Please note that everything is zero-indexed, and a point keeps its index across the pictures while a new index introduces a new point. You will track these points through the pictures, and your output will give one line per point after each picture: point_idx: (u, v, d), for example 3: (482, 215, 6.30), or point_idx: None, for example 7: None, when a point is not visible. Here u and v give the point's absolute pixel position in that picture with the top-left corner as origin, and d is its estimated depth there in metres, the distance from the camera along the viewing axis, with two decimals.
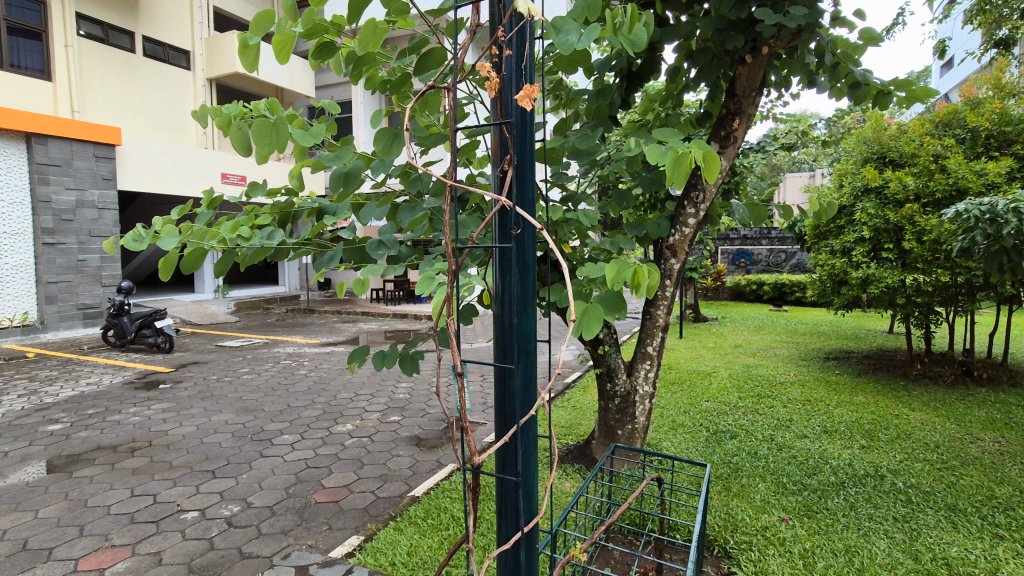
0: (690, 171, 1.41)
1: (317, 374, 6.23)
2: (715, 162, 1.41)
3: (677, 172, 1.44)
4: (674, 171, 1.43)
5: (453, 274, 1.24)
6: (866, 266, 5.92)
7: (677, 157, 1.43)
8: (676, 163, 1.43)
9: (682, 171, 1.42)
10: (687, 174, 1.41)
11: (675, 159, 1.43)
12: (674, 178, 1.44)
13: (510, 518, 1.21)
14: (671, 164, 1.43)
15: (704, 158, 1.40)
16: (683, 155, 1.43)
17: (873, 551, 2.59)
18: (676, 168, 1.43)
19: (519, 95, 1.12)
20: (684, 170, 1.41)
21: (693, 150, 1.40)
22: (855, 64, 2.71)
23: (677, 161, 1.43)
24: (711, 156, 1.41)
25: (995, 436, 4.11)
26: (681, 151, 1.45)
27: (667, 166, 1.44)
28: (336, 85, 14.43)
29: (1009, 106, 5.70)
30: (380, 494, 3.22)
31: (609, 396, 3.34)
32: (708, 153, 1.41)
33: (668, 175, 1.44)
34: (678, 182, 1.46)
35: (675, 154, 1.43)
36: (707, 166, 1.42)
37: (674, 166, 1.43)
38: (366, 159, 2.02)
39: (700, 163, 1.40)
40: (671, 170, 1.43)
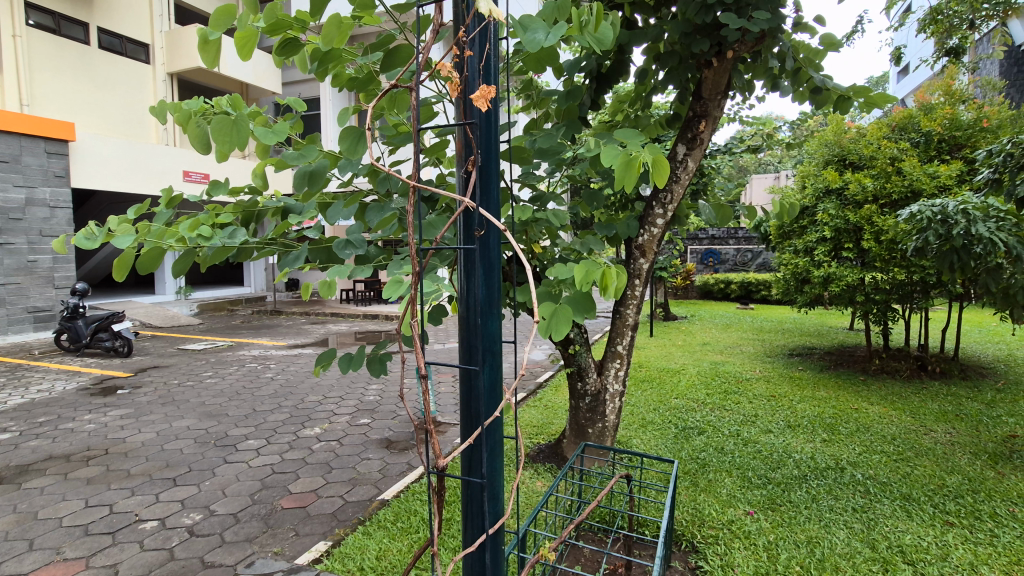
0: (639, 174, 1.44)
1: (284, 378, 6.09)
2: (664, 167, 1.43)
3: (627, 173, 1.46)
4: (625, 172, 1.46)
5: (417, 276, 1.21)
6: (827, 265, 6.10)
7: (626, 160, 1.45)
8: (626, 166, 1.45)
9: (631, 173, 1.45)
10: (637, 175, 1.44)
11: (625, 162, 1.45)
12: (624, 180, 1.47)
13: (476, 520, 1.20)
14: (621, 167, 1.46)
15: (652, 161, 1.43)
16: (633, 159, 1.45)
17: (833, 542, 2.68)
18: (626, 170, 1.46)
19: (476, 95, 1.12)
20: (634, 173, 1.44)
21: (643, 154, 1.43)
22: (815, 69, 2.80)
23: (628, 163, 1.45)
24: (659, 160, 1.44)
25: (947, 427, 4.30)
26: (631, 155, 1.48)
27: (617, 168, 1.46)
28: (304, 82, 14.17)
29: (958, 112, 6.01)
30: (349, 498, 3.16)
31: (580, 395, 3.39)
32: (656, 158, 1.44)
33: (618, 177, 1.46)
34: (628, 183, 1.49)
35: (626, 157, 1.45)
36: (655, 170, 1.45)
37: (623, 168, 1.45)
38: (332, 158, 1.98)
39: (649, 166, 1.43)
40: (621, 171, 1.45)
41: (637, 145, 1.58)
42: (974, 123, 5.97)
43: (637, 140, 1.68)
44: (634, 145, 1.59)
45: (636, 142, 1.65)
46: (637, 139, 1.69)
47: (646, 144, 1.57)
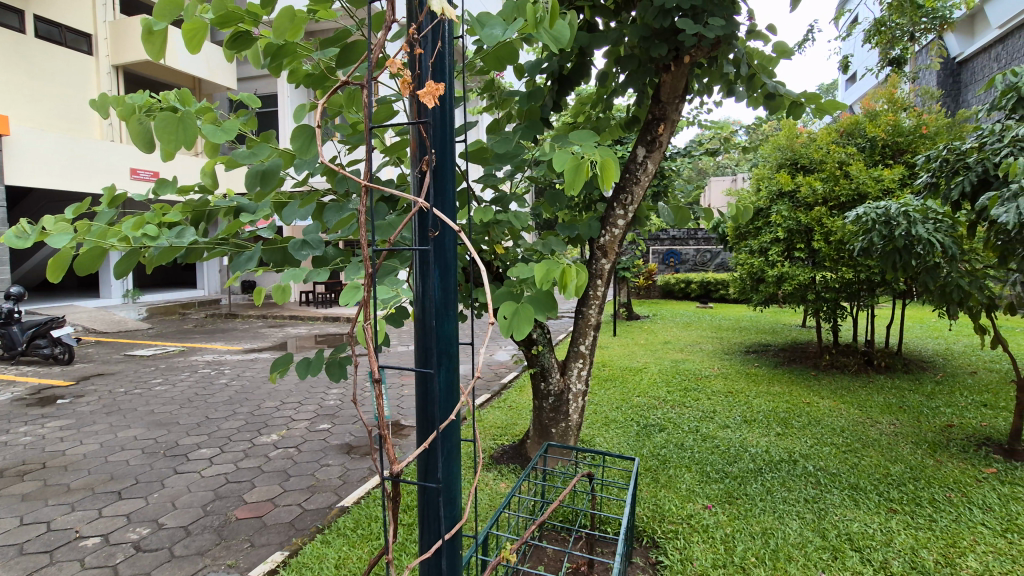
0: (586, 178, 1.46)
1: (239, 383, 5.89)
2: (612, 170, 1.45)
3: (576, 177, 1.48)
4: (574, 176, 1.48)
5: (370, 279, 1.17)
6: (781, 264, 6.32)
7: (575, 164, 1.47)
8: (575, 169, 1.47)
9: (580, 177, 1.47)
10: (586, 179, 1.46)
11: (574, 166, 1.47)
12: (573, 183, 1.49)
13: (431, 526, 1.18)
14: (570, 170, 1.47)
15: (600, 166, 1.44)
16: (581, 163, 1.47)
17: (786, 532, 2.77)
18: (575, 173, 1.48)
19: (424, 92, 1.10)
20: (582, 176, 1.46)
21: (591, 159, 1.45)
22: (768, 76, 2.90)
23: (577, 167, 1.47)
24: (607, 165, 1.44)
25: (891, 419, 4.53)
26: (580, 159, 1.49)
27: (566, 172, 1.48)
28: (261, 78, 13.77)
29: (900, 119, 6.35)
30: (308, 506, 3.08)
31: (544, 395, 3.43)
32: (603, 160, 1.47)
33: (568, 180, 1.48)
34: (578, 186, 1.51)
35: (575, 161, 1.47)
36: (604, 173, 1.46)
37: (572, 172, 1.48)
38: (286, 157, 1.92)
39: (598, 170, 1.44)
40: (570, 174, 1.47)
41: (590, 146, 1.60)
42: (915, 129, 6.31)
43: (590, 140, 1.71)
44: (587, 147, 1.60)
45: (591, 142, 1.66)
46: (590, 139, 1.71)
47: (597, 147, 1.58)
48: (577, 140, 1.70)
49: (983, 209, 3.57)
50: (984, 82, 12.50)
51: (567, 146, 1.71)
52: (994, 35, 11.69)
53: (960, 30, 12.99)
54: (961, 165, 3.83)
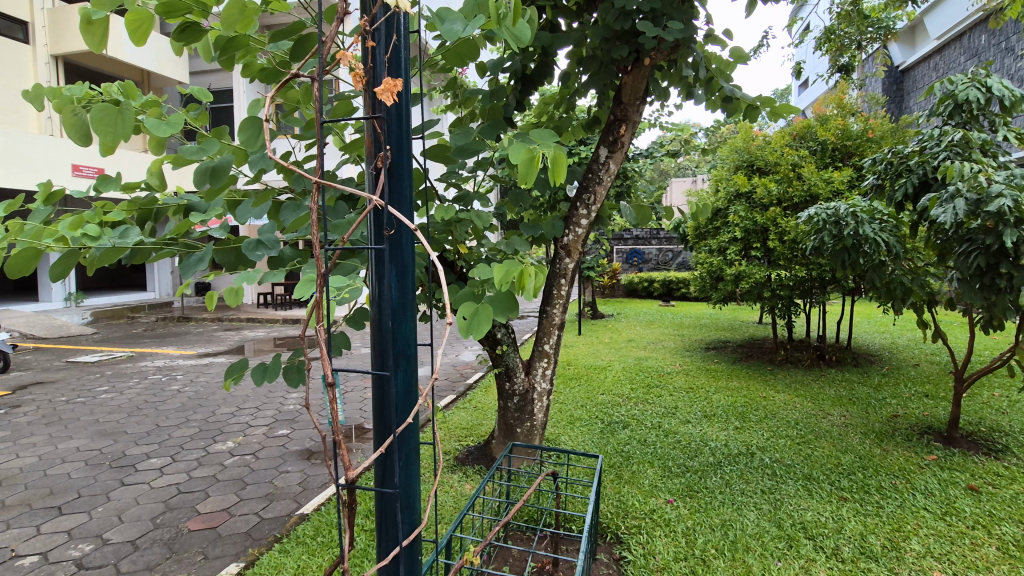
0: (538, 171, 1.45)
1: (192, 389, 5.66)
2: (562, 166, 1.47)
3: (529, 170, 1.47)
4: (527, 169, 1.46)
5: (323, 279, 1.13)
6: (738, 263, 6.51)
7: (528, 157, 1.46)
8: (528, 162, 1.46)
9: (532, 169, 1.46)
10: (538, 173, 1.45)
11: (526, 158, 1.46)
12: (526, 176, 1.47)
13: (389, 532, 1.15)
14: (523, 163, 1.46)
15: (552, 160, 1.45)
16: (534, 156, 1.46)
17: (744, 524, 2.84)
18: (527, 166, 1.46)
19: (381, 89, 1.07)
20: (534, 169, 1.45)
21: (543, 152, 1.45)
22: (725, 79, 2.96)
23: (530, 160, 1.46)
24: (558, 159, 1.46)
25: (842, 411, 4.72)
26: (533, 151, 1.48)
27: (519, 164, 1.46)
28: (215, 72, 13.29)
29: (849, 123, 6.64)
30: (265, 515, 2.98)
31: (508, 395, 3.43)
32: (556, 155, 1.45)
33: (520, 173, 1.46)
34: (530, 180, 1.50)
35: (527, 154, 1.46)
36: (555, 168, 1.47)
37: (525, 164, 1.46)
38: (239, 154, 1.84)
39: (548, 164, 1.44)
40: (522, 167, 1.45)
41: (547, 143, 1.58)
42: (862, 133, 6.60)
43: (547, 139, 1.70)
44: (544, 143, 1.59)
45: (547, 140, 1.66)
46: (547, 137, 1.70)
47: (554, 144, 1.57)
48: (535, 137, 1.68)
49: (924, 210, 3.76)
50: (924, 90, 13.21)
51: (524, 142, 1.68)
52: (932, 46, 12.38)
53: (903, 41, 13.72)
54: (903, 168, 4.03)
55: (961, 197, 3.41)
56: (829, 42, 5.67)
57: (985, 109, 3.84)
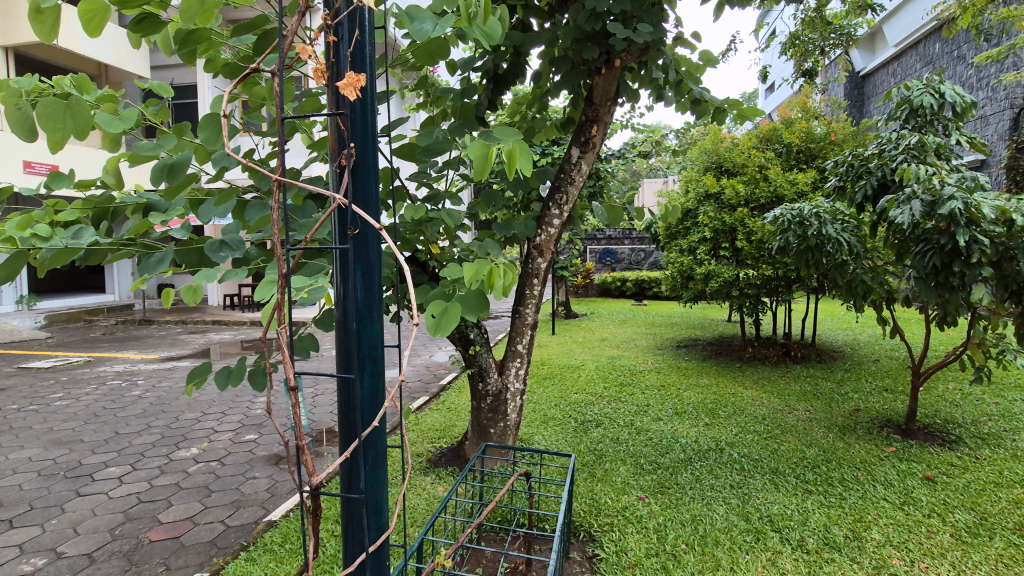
0: (492, 166, 1.43)
1: (154, 395, 5.47)
2: (517, 158, 1.45)
3: (484, 166, 1.45)
4: (481, 164, 1.44)
5: (284, 279, 1.10)
6: (707, 263, 6.64)
7: (482, 153, 1.44)
8: (483, 157, 1.44)
9: (487, 164, 1.44)
10: (492, 167, 1.43)
11: (480, 153, 1.44)
12: (481, 172, 1.45)
13: (356, 538, 1.13)
14: (478, 158, 1.44)
15: (506, 154, 1.44)
16: (488, 152, 1.44)
17: (713, 518, 2.90)
18: (482, 162, 1.45)
19: (343, 84, 1.05)
20: (487, 164, 1.43)
21: (496, 146, 1.43)
22: (694, 82, 3.00)
23: (484, 156, 1.44)
24: (512, 152, 1.44)
25: (806, 405, 4.86)
26: (488, 147, 1.46)
27: (473, 159, 1.44)
28: (177, 67, 12.88)
29: (812, 126, 6.84)
30: (231, 522, 2.90)
31: (482, 395, 3.41)
32: (511, 150, 1.44)
33: (475, 168, 1.45)
34: (486, 175, 1.48)
35: (481, 149, 1.44)
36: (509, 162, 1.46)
37: (479, 160, 1.44)
38: (201, 152, 1.78)
39: (502, 159, 1.43)
40: (477, 163, 1.43)
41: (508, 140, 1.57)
42: (825, 136, 6.80)
43: (511, 135, 1.68)
44: (506, 141, 1.58)
45: (510, 136, 1.64)
46: (510, 133, 1.68)
47: (514, 140, 1.56)
48: (500, 134, 1.67)
49: (883, 210, 3.90)
50: (883, 95, 13.72)
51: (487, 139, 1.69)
52: (891, 53, 12.86)
53: (863, 47, 14.22)
54: (864, 170, 4.18)
55: (917, 198, 3.56)
56: (794, 47, 5.82)
57: (939, 114, 4.00)
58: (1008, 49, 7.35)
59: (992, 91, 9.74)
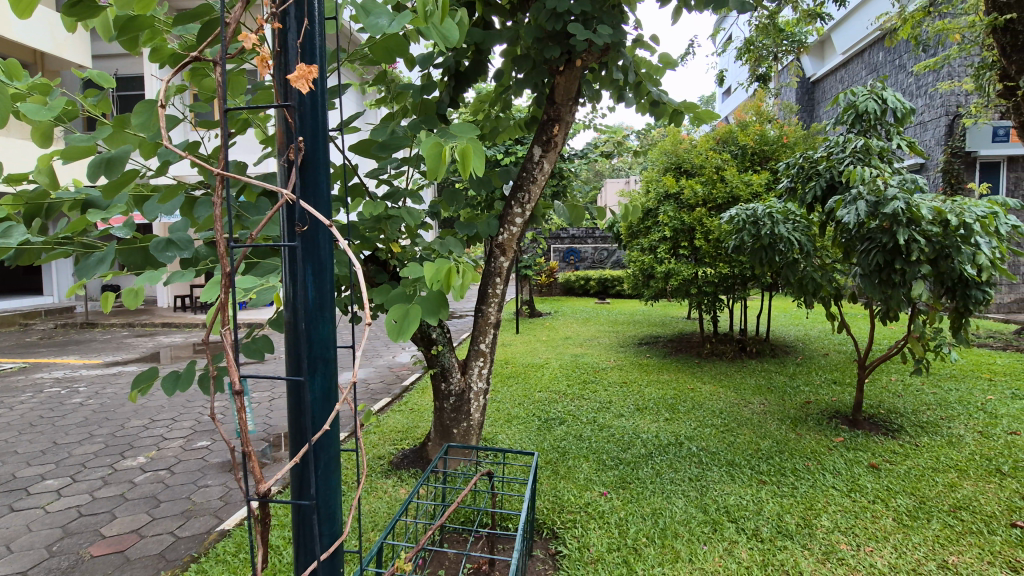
0: (446, 164, 1.42)
1: (97, 402, 5.19)
2: (472, 157, 1.45)
3: (437, 164, 1.42)
4: (435, 163, 1.41)
5: (228, 278, 1.05)
6: (668, 261, 6.77)
7: (435, 151, 1.41)
8: (436, 156, 1.41)
9: (441, 164, 1.42)
10: (446, 167, 1.41)
11: (433, 152, 1.40)
12: (435, 171, 1.42)
13: (307, 545, 1.09)
14: (431, 156, 1.40)
15: (460, 153, 1.42)
16: (441, 150, 1.41)
17: (673, 511, 2.96)
18: (435, 161, 1.41)
19: (294, 75, 1.01)
20: (441, 163, 1.41)
21: (449, 146, 1.42)
22: (653, 84, 3.05)
23: (438, 154, 1.41)
24: (466, 152, 1.44)
25: (761, 399, 5.03)
26: (441, 146, 1.44)
27: (427, 158, 1.40)
28: (122, 57, 12.24)
29: (766, 129, 7.08)
30: (182, 533, 2.78)
31: (444, 396, 3.36)
32: (464, 149, 1.42)
33: (428, 167, 1.41)
34: (440, 175, 1.45)
35: (434, 147, 1.41)
36: (463, 161, 1.46)
37: (433, 159, 1.41)
38: (146, 146, 1.67)
39: (457, 158, 1.41)
40: (430, 162, 1.40)
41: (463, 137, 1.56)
42: (778, 139, 7.07)
43: (467, 133, 1.67)
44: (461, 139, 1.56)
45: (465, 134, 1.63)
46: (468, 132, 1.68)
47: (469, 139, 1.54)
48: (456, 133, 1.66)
49: (831, 210, 4.08)
50: (831, 101, 14.34)
51: (443, 138, 1.68)
52: (838, 60, 13.44)
53: (813, 54, 14.80)
54: (814, 172, 4.36)
55: (862, 199, 3.74)
56: (749, 52, 6.01)
57: (882, 120, 4.20)
58: (945, 59, 7.79)
59: (930, 99, 10.32)
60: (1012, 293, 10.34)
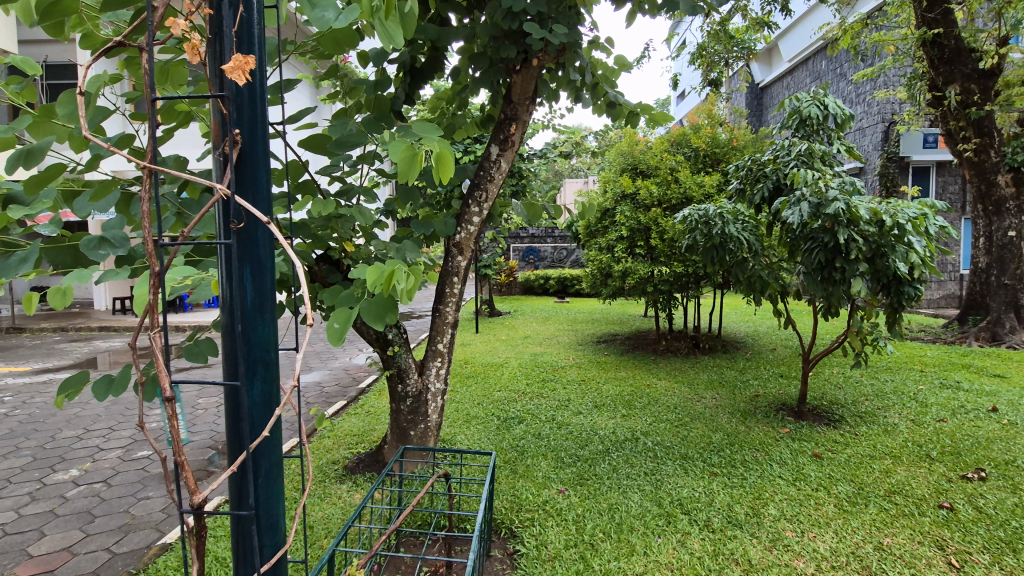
0: (421, 168, 1.46)
1: (25, 412, 4.85)
2: (448, 162, 1.48)
3: (411, 167, 1.46)
4: (409, 166, 1.45)
5: (157, 278, 0.99)
6: (625, 260, 6.90)
7: (409, 155, 1.45)
8: (410, 160, 1.45)
9: (414, 167, 1.46)
10: (420, 170, 1.45)
11: (408, 156, 1.45)
12: (409, 174, 1.46)
13: (247, 558, 1.04)
14: (405, 161, 1.44)
15: (436, 157, 1.47)
16: (415, 154, 1.46)
17: (629, 505, 3.01)
18: (409, 164, 1.45)
19: (230, 66, 0.96)
20: (417, 167, 1.45)
21: (426, 149, 1.46)
22: (609, 85, 3.08)
23: (412, 157, 1.45)
24: (441, 156, 1.47)
25: (713, 393, 5.20)
26: (414, 148, 1.48)
27: (400, 162, 1.44)
28: (53, 44, 11.47)
29: (717, 132, 7.32)
30: (119, 549, 2.63)
31: (401, 397, 3.30)
32: (440, 153, 1.47)
33: (402, 171, 1.45)
34: (412, 177, 1.49)
35: (408, 151, 1.45)
36: (440, 165, 1.49)
37: (406, 162, 1.45)
38: (77, 138, 1.55)
39: (433, 162, 1.46)
40: (404, 166, 1.44)
41: (430, 137, 1.59)
42: (728, 142, 7.32)
43: (430, 132, 1.68)
44: (428, 139, 1.59)
45: (432, 133, 1.66)
46: (431, 131, 1.67)
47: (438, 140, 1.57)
48: (419, 132, 1.66)
49: (777, 211, 4.25)
50: (778, 106, 14.96)
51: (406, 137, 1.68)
52: (785, 67, 14.03)
53: (762, 60, 15.39)
54: (761, 173, 4.54)
55: (805, 200, 3.92)
56: (702, 57, 6.19)
57: (824, 125, 4.40)
58: (881, 69, 8.24)
59: (868, 106, 10.91)
60: (941, 289, 11.08)
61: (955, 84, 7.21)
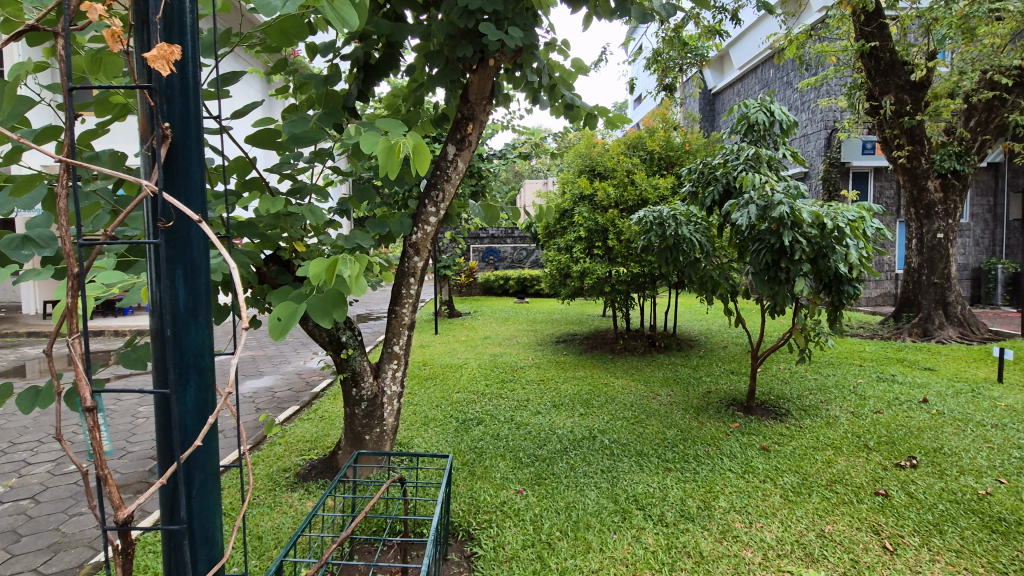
0: (399, 161, 1.45)
1: None
2: (425, 157, 1.42)
3: (390, 160, 1.45)
4: (386, 159, 1.45)
5: (75, 282, 0.93)
6: (583, 260, 6.98)
7: (387, 147, 1.44)
8: (388, 152, 1.44)
9: (394, 159, 1.45)
10: (398, 163, 1.45)
11: (386, 148, 1.44)
12: (387, 166, 1.46)
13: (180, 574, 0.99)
14: (383, 153, 1.44)
15: (413, 150, 1.42)
16: (394, 146, 1.44)
17: (585, 503, 3.05)
18: (387, 156, 1.45)
19: (153, 55, 0.91)
20: (396, 160, 1.44)
21: (403, 143, 1.43)
22: (567, 88, 3.10)
23: (389, 150, 1.44)
24: (419, 148, 1.42)
25: (667, 391, 5.33)
26: (392, 141, 1.46)
27: (378, 154, 1.44)
28: None
29: (671, 136, 7.51)
30: (47, 570, 2.46)
31: (355, 401, 3.21)
32: (417, 146, 1.42)
33: (381, 164, 1.44)
34: (392, 170, 1.49)
35: (386, 144, 1.44)
36: (416, 158, 1.43)
37: (385, 154, 1.44)
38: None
39: (411, 154, 1.42)
40: (382, 157, 1.44)
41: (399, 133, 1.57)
42: (681, 146, 7.53)
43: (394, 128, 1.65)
44: (398, 134, 1.58)
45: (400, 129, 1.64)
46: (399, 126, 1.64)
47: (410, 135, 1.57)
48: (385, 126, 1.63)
49: (727, 213, 4.40)
50: (728, 112, 15.51)
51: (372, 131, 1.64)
52: (735, 74, 14.56)
53: (714, 68, 15.93)
54: (712, 177, 4.69)
55: (753, 203, 4.08)
56: (657, 63, 6.33)
57: (770, 131, 4.57)
58: (823, 78, 8.65)
59: (812, 114, 11.46)
60: (878, 288, 11.74)
61: (890, 95, 7.71)
